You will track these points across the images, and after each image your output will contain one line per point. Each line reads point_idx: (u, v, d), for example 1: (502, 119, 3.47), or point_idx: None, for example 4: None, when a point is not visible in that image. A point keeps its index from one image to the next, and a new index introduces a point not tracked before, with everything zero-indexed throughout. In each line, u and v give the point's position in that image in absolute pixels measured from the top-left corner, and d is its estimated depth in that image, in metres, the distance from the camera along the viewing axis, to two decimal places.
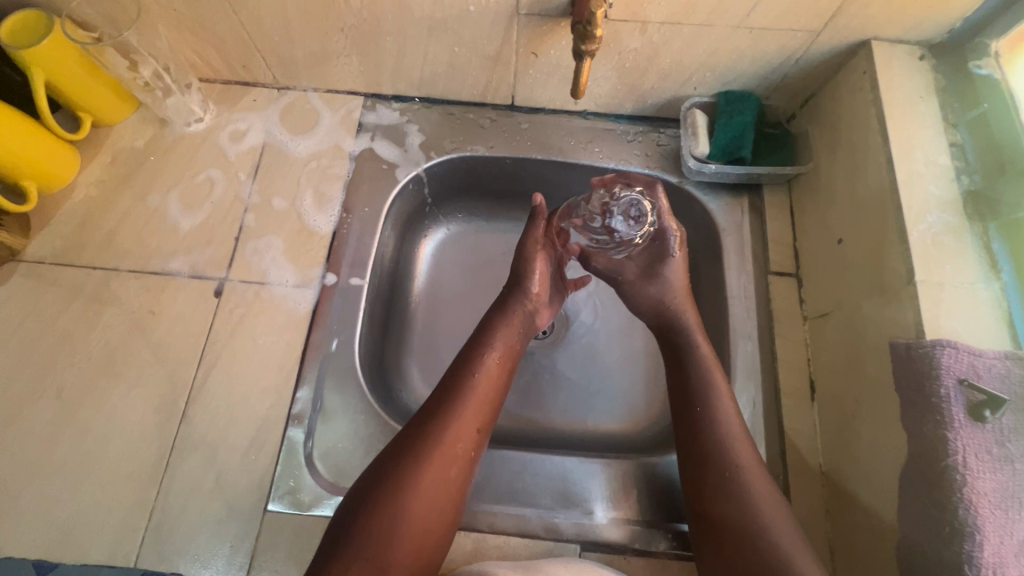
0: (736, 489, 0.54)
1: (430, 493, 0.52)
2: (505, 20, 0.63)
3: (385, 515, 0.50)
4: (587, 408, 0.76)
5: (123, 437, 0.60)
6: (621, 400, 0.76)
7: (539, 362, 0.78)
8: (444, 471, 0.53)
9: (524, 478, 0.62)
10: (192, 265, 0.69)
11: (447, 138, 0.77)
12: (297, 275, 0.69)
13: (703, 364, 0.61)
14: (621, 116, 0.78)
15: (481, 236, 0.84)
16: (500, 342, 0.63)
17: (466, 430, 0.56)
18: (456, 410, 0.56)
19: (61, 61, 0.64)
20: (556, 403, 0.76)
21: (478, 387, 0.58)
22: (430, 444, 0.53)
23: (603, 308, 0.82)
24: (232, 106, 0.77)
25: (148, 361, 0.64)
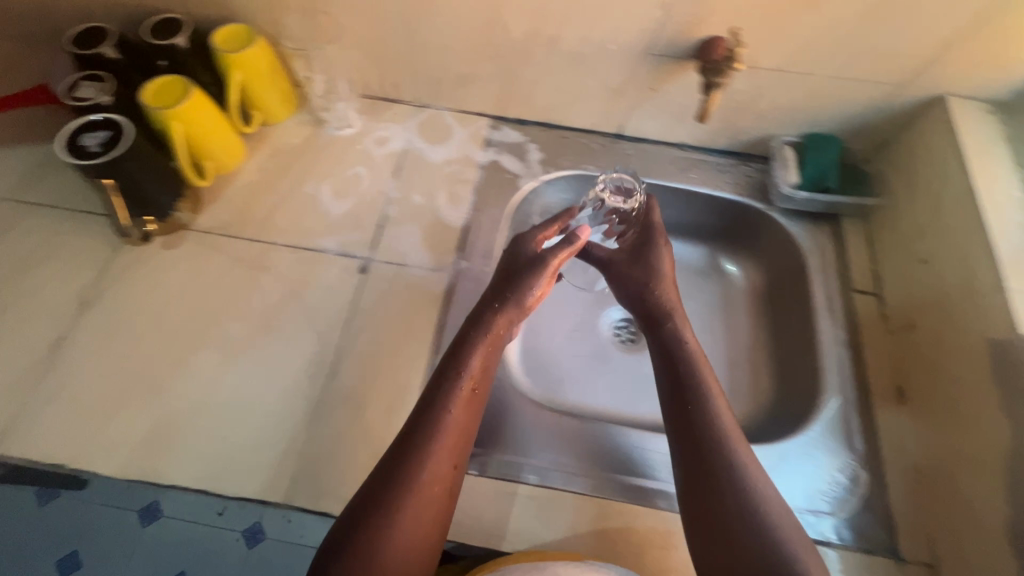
0: (730, 490, 0.53)
1: (418, 527, 0.50)
2: (638, 58, 0.75)
3: (381, 554, 0.48)
4: None
5: (279, 385, 0.67)
6: None
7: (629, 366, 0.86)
8: (419, 503, 0.50)
9: (648, 456, 0.67)
10: (341, 245, 0.78)
11: (563, 157, 0.88)
12: (434, 260, 0.77)
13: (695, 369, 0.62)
14: (715, 150, 0.89)
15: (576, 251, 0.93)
16: (476, 368, 0.58)
17: (444, 463, 0.53)
18: (432, 439, 0.53)
19: (254, 60, 0.77)
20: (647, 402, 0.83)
21: (456, 416, 0.55)
22: (391, 481, 0.51)
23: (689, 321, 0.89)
24: (377, 117, 0.89)
25: (302, 323, 0.71)
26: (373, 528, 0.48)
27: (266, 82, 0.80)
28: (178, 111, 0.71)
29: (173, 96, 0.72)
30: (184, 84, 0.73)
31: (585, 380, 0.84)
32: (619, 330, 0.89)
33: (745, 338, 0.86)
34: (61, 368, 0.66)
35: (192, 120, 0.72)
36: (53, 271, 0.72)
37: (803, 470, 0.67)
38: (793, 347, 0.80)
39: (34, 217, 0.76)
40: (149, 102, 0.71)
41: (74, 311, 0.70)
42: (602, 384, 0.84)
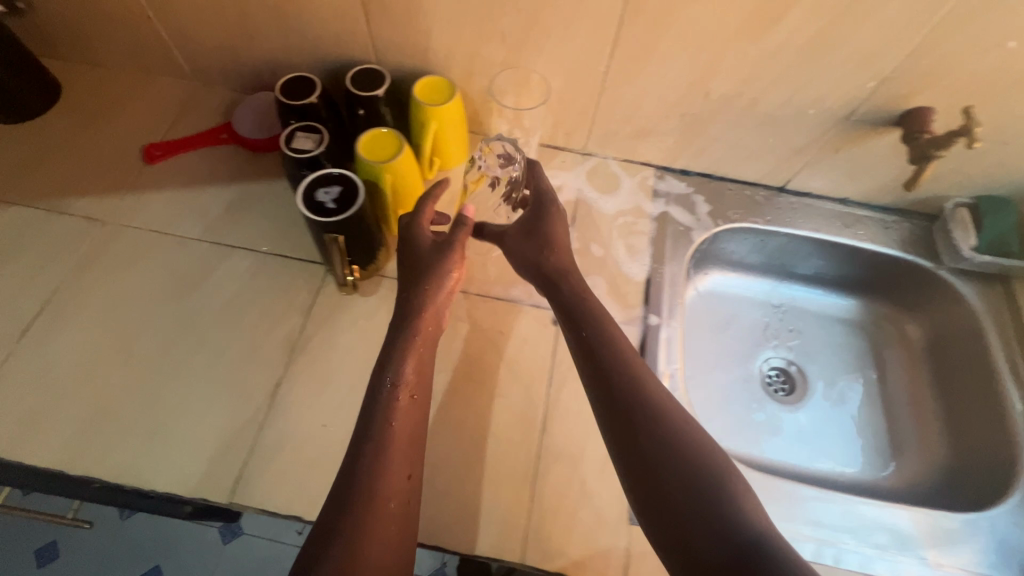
0: (661, 464, 0.55)
1: (384, 540, 0.52)
2: (834, 122, 0.76)
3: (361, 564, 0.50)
4: (840, 461, 0.85)
5: (494, 439, 0.69)
6: (873, 456, 0.85)
7: (788, 417, 0.90)
8: (386, 490, 0.55)
9: (869, 524, 0.69)
10: (531, 295, 0.79)
11: (731, 210, 0.90)
12: (622, 313, 0.79)
13: (613, 347, 0.64)
14: (878, 206, 0.90)
15: (724, 300, 0.97)
16: (409, 378, 0.62)
17: (399, 477, 0.56)
18: (387, 454, 0.56)
19: (452, 111, 0.79)
20: (811, 454, 0.86)
21: (399, 409, 0.60)
22: (355, 495, 0.53)
23: (840, 374, 0.93)
24: (546, 164, 0.91)
25: (506, 376, 0.73)
26: (367, 507, 0.53)
27: (454, 133, 0.82)
28: (394, 165, 0.72)
29: (385, 148, 0.74)
30: (394, 136, 0.75)
31: (747, 430, 0.88)
32: (771, 379, 0.93)
33: (901, 391, 0.90)
34: (282, 417, 0.67)
35: (404, 174, 0.74)
36: (260, 316, 0.74)
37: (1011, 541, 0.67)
38: (967, 408, 0.82)
39: (233, 261, 0.78)
40: (365, 154, 0.72)
41: (286, 359, 0.71)
42: (764, 435, 0.88)
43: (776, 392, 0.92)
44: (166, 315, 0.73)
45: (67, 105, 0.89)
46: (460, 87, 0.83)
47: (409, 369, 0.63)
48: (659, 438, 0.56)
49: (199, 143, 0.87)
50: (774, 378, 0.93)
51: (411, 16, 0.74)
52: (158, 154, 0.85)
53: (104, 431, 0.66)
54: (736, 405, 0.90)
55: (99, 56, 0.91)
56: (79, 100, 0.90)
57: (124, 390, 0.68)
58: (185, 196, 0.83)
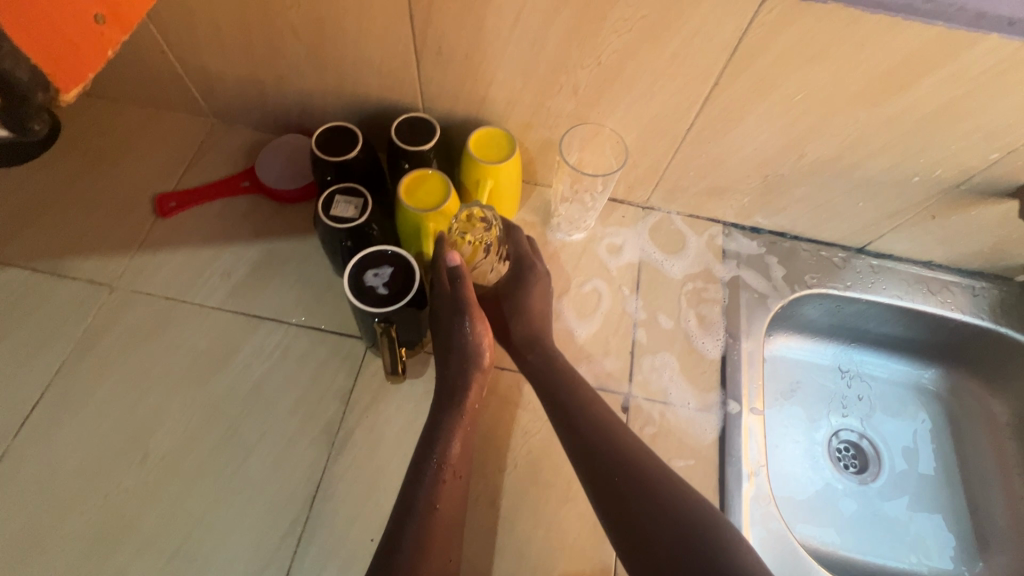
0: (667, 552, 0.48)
1: None
2: (938, 190, 0.68)
3: None
4: (922, 554, 0.78)
5: (564, 555, 0.60)
6: (958, 549, 0.78)
7: (864, 498, 0.81)
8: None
9: None
10: (596, 376, 0.71)
11: (807, 273, 0.82)
12: (698, 398, 0.70)
13: (599, 421, 0.59)
14: (964, 271, 0.83)
15: (789, 366, 0.88)
16: (456, 455, 0.56)
17: (441, 554, 0.50)
18: (427, 538, 0.50)
19: (511, 168, 0.69)
20: (891, 543, 0.78)
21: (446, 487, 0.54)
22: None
23: (916, 450, 0.85)
24: (604, 220, 0.82)
25: (574, 476, 0.65)
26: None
27: (513, 184, 0.73)
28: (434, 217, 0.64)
29: (429, 191, 0.66)
30: (438, 176, 0.67)
31: (821, 517, 0.79)
32: (842, 454, 0.84)
33: (988, 474, 0.82)
34: (322, 529, 0.59)
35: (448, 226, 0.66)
36: (293, 403, 0.65)
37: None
38: None
39: (261, 335, 0.69)
40: (406, 198, 0.65)
41: (325, 456, 0.63)
42: (841, 522, 0.79)
43: (848, 469, 0.83)
44: (187, 402, 0.64)
45: (71, 146, 0.80)
46: (517, 138, 0.74)
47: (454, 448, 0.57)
48: (653, 523, 0.50)
49: (218, 193, 0.77)
50: (845, 452, 0.84)
51: (470, 63, 0.65)
52: (171, 207, 0.76)
53: (119, 546, 0.57)
54: (808, 486, 0.81)
55: (107, 92, 0.81)
56: (84, 141, 0.80)
57: (142, 495, 0.60)
58: (204, 255, 0.73)
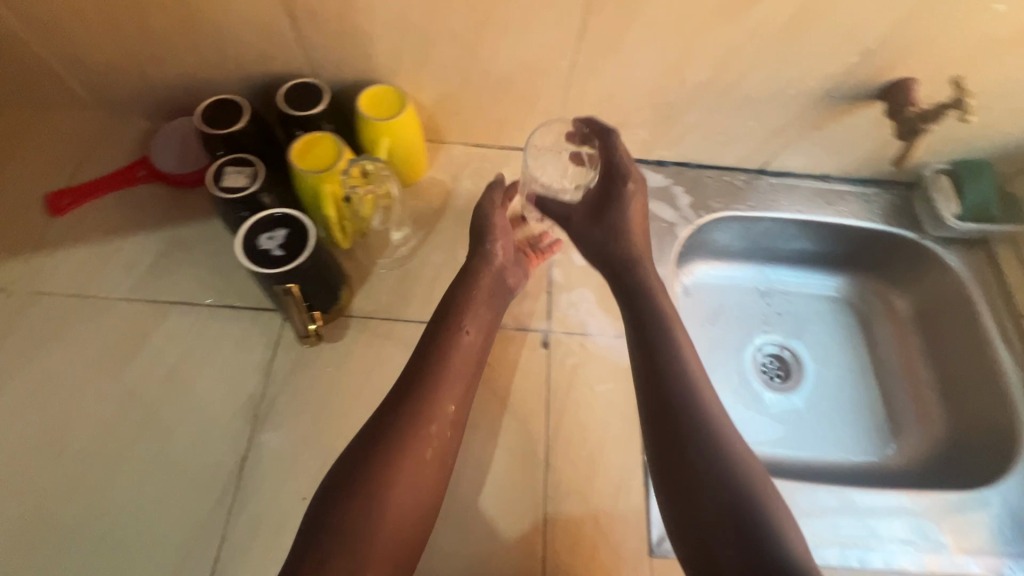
0: (701, 501, 0.50)
1: (417, 469, 0.53)
2: (813, 100, 0.72)
3: (381, 482, 0.51)
4: (844, 448, 0.83)
5: (494, 485, 0.63)
6: (877, 438, 0.83)
7: (790, 402, 0.87)
8: (395, 499, 0.51)
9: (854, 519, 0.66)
10: (514, 318, 0.73)
11: (711, 199, 0.85)
12: (615, 326, 0.73)
13: (680, 368, 0.57)
14: (856, 179, 0.88)
15: (711, 292, 0.92)
16: (472, 316, 0.64)
17: (446, 405, 0.57)
18: (438, 387, 0.57)
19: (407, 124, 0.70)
20: (815, 440, 0.84)
21: (436, 415, 0.56)
22: (399, 426, 0.54)
23: (834, 354, 0.90)
24: (513, 170, 0.84)
25: (500, 413, 0.67)
26: (359, 523, 0.49)
27: (411, 139, 0.73)
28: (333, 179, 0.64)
29: (323, 155, 0.66)
30: (330, 138, 0.66)
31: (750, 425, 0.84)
32: (765, 369, 0.89)
33: (897, 365, 0.88)
34: (254, 495, 0.60)
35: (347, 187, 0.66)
36: (213, 381, 0.65)
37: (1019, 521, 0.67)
38: (960, 377, 0.82)
39: (172, 319, 0.68)
40: (300, 164, 0.64)
41: (250, 427, 0.63)
42: (768, 430, 0.84)
43: (772, 380, 0.88)
44: (100, 395, 0.63)
45: None
46: (411, 94, 0.74)
47: (451, 377, 0.59)
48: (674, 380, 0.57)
49: (113, 185, 0.75)
50: (769, 365, 0.89)
51: (346, 20, 0.64)
52: (65, 204, 0.73)
53: (44, 541, 0.57)
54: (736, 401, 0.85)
55: None
56: None
57: (62, 490, 0.59)
58: (104, 249, 0.71)
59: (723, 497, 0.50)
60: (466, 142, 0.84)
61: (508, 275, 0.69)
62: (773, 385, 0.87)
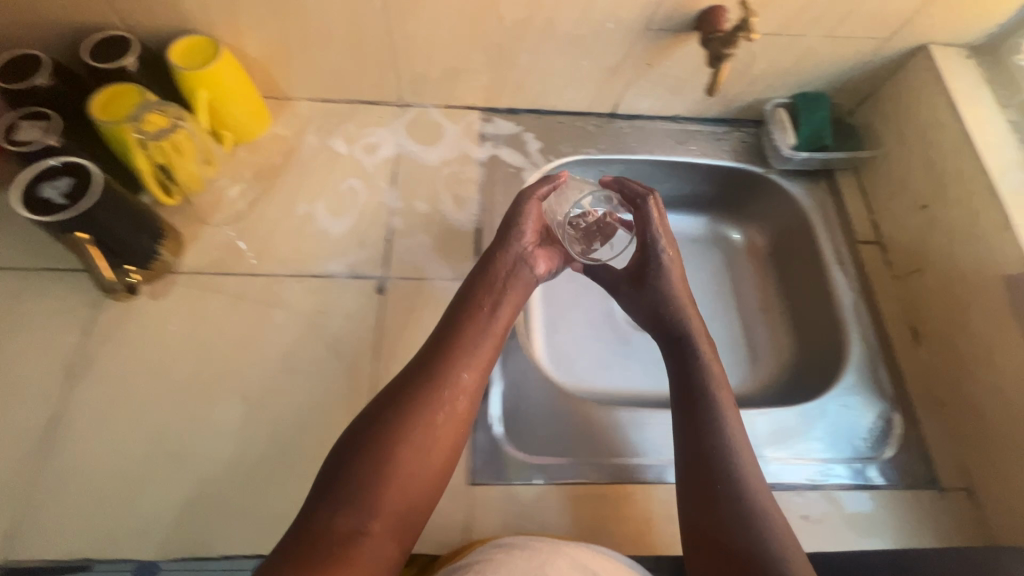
0: (716, 510, 0.52)
1: (428, 453, 0.51)
2: (634, 35, 0.73)
3: (389, 462, 0.49)
4: None
5: (317, 427, 0.63)
6: (739, 369, 0.84)
7: (652, 340, 0.86)
8: (390, 484, 0.48)
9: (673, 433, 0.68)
10: (351, 266, 0.73)
11: (562, 144, 0.86)
12: (453, 269, 0.74)
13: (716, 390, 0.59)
14: (707, 119, 0.89)
15: None
16: (505, 306, 0.62)
17: (457, 373, 0.55)
18: (445, 364, 0.55)
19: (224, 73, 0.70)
20: (673, 376, 0.84)
21: (462, 394, 0.54)
22: (410, 408, 0.52)
23: (703, 290, 0.90)
24: (360, 123, 0.83)
25: (328, 358, 0.67)
26: (375, 479, 0.48)
27: (235, 89, 0.72)
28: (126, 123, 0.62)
29: (125, 104, 0.65)
30: (134, 87, 0.65)
31: (614, 364, 0.84)
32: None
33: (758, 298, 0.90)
34: (64, 451, 0.59)
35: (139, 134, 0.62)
36: (28, 344, 0.64)
37: (843, 421, 0.70)
38: (806, 305, 0.84)
39: None
40: (98, 111, 0.63)
41: (64, 386, 0.62)
42: (629, 367, 0.84)
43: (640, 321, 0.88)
44: None
45: None
46: (234, 46, 0.73)
47: (473, 355, 0.57)
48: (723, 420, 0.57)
49: None
50: None
51: None
52: None
53: None
54: (602, 341, 0.85)
55: None
56: None
57: None
58: None
59: (734, 507, 0.52)
60: (312, 98, 0.83)
61: (531, 256, 0.66)
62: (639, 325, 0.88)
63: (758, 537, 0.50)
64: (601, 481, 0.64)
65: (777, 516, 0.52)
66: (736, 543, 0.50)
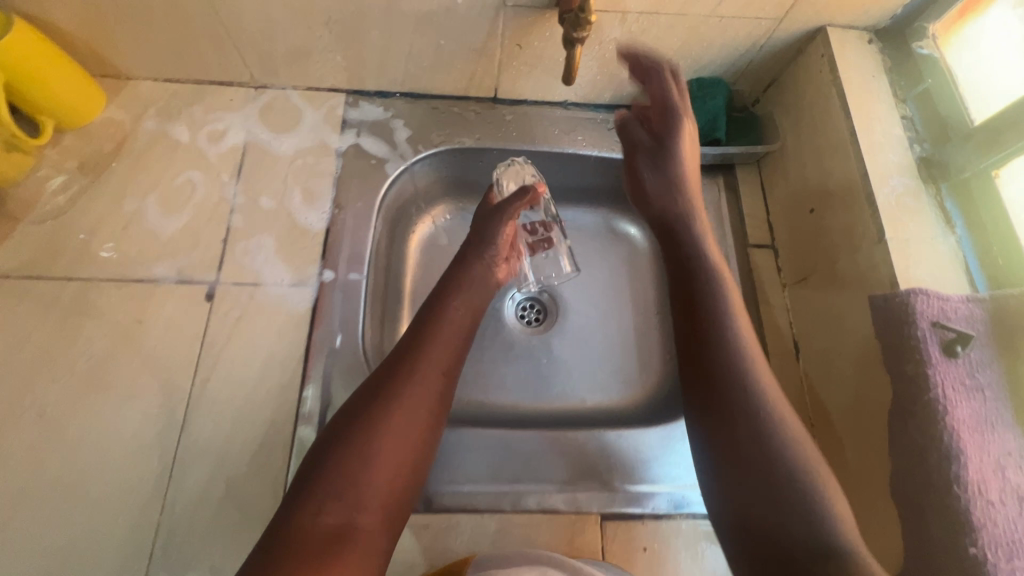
0: (733, 425, 0.47)
1: (410, 435, 0.51)
2: (492, 12, 0.65)
3: (371, 445, 0.48)
4: (585, 388, 0.80)
5: (117, 451, 0.58)
6: (619, 377, 0.81)
7: (539, 343, 0.84)
8: (381, 468, 0.48)
9: (510, 459, 0.63)
10: (179, 270, 0.66)
11: (434, 132, 0.78)
12: (293, 274, 0.67)
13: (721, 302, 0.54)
14: (600, 106, 0.82)
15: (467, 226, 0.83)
16: (462, 295, 0.63)
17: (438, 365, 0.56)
18: (427, 352, 0.56)
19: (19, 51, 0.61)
20: (557, 383, 0.81)
21: (426, 376, 0.54)
22: (395, 391, 0.52)
23: (593, 292, 0.86)
24: (207, 107, 0.75)
25: (141, 373, 0.61)
26: (357, 468, 0.47)
27: (51, 70, 0.65)
28: None
29: None
30: None
31: (492, 367, 0.81)
32: (523, 310, 0.86)
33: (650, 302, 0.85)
34: None
35: None
36: None
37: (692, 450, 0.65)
38: None
39: None
40: None
41: None
42: (508, 371, 0.81)
43: (527, 323, 0.85)
44: None
45: None
46: (38, 18, 0.64)
47: (438, 344, 0.57)
48: (732, 347, 0.51)
49: None
50: (527, 308, 0.86)
51: None
52: None
53: None
54: (486, 342, 0.83)
55: None
56: None
57: None
58: None
59: (755, 436, 0.46)
60: (154, 78, 0.75)
61: (498, 263, 0.68)
62: (524, 327, 0.85)
63: (801, 487, 0.43)
64: (418, 511, 0.59)
65: (798, 447, 0.45)
66: (772, 466, 0.44)
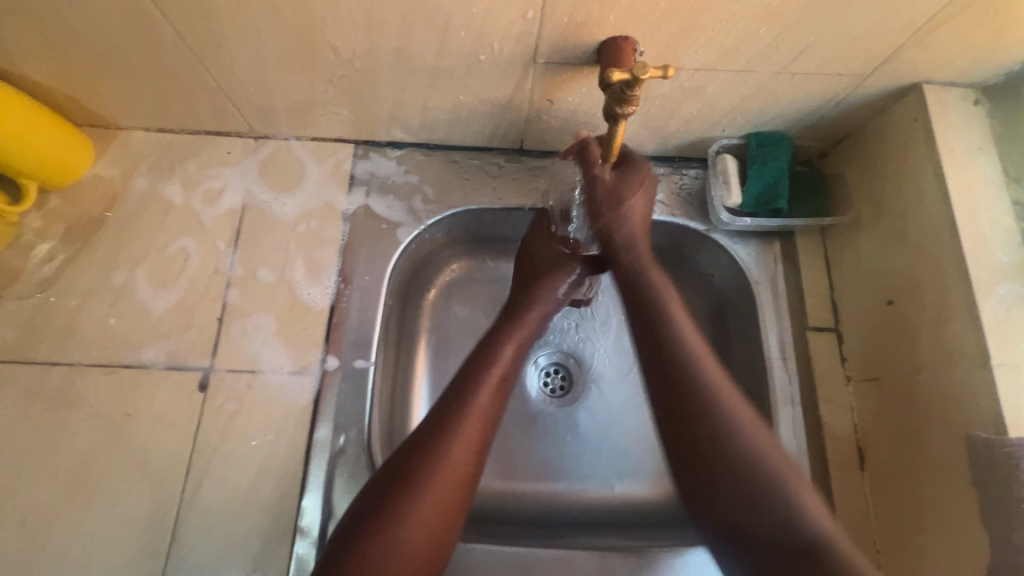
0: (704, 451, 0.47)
1: (429, 519, 0.47)
2: (520, 68, 0.55)
3: (391, 526, 0.46)
4: (613, 474, 0.71)
5: (102, 565, 0.53)
6: (652, 463, 0.71)
7: (561, 416, 0.73)
8: (399, 554, 0.45)
9: None
10: (170, 354, 0.60)
11: (451, 190, 0.69)
12: (293, 360, 0.61)
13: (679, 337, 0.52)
14: (640, 157, 0.70)
15: (487, 283, 0.75)
16: (506, 364, 0.57)
17: (471, 444, 0.51)
18: (460, 424, 0.51)
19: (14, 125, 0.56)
20: (582, 467, 0.71)
21: (454, 452, 0.50)
22: (427, 469, 0.48)
23: (627, 358, 0.76)
24: (202, 161, 0.68)
25: (128, 476, 0.56)
26: (377, 555, 0.44)
27: (39, 140, 0.59)
28: None
29: None
30: None
31: (507, 446, 0.71)
32: (546, 377, 0.75)
33: None
34: None
35: None
36: None
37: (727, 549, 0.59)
38: None
39: None
40: None
41: None
42: (525, 450, 0.71)
43: (549, 393, 0.74)
44: None
45: None
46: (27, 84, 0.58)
47: (472, 418, 0.52)
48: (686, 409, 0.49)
49: None
50: (549, 373, 0.75)
51: None
52: None
53: None
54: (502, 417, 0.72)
55: None
56: None
57: None
58: None
59: (727, 468, 0.46)
60: (145, 128, 0.68)
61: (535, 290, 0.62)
62: (548, 398, 0.74)
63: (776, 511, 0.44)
64: None
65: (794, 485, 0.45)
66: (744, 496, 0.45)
